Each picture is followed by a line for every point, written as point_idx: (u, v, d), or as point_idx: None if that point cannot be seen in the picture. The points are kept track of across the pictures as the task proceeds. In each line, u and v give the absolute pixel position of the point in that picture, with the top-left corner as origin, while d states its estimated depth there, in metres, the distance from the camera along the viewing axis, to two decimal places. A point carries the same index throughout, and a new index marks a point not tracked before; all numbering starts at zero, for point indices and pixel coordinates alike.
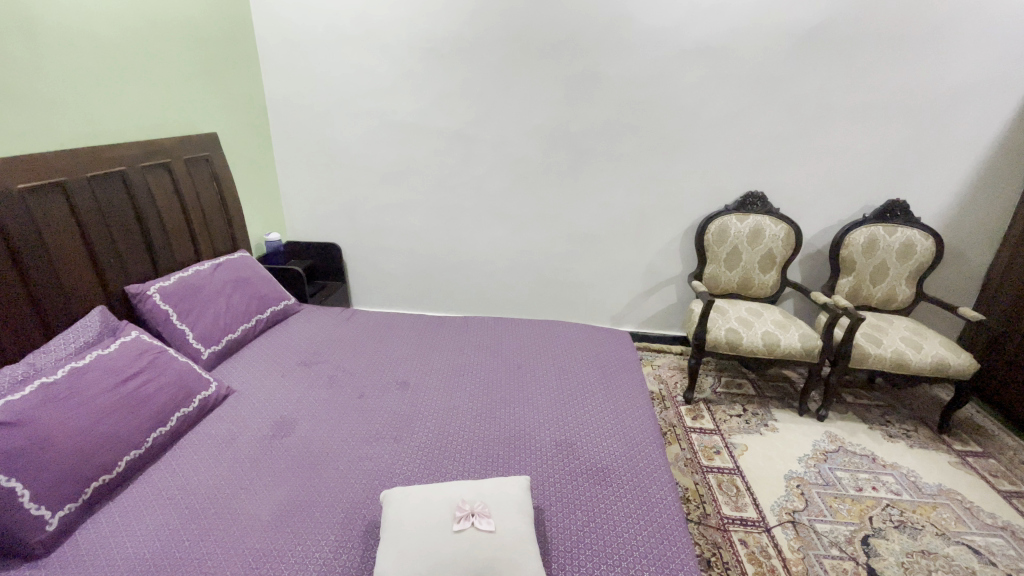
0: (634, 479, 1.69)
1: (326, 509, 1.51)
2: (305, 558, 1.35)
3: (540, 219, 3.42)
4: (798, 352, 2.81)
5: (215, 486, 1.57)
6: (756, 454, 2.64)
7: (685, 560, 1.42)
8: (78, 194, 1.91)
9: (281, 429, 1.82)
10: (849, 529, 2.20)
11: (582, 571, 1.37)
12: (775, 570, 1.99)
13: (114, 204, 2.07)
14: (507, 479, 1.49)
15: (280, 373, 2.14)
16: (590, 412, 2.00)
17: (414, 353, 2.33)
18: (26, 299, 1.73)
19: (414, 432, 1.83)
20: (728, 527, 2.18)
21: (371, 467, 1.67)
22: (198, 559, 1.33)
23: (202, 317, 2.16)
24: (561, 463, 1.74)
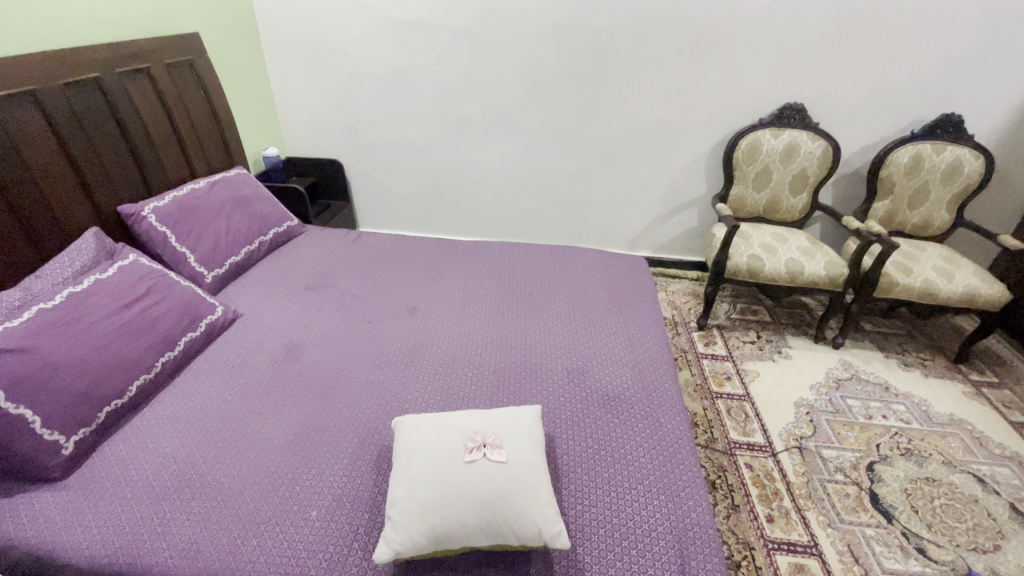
0: (647, 408, 1.67)
1: (338, 433, 1.52)
2: (320, 483, 1.38)
3: (554, 134, 3.18)
4: (822, 280, 2.70)
5: (226, 411, 1.58)
6: (767, 381, 2.63)
7: (694, 489, 1.43)
8: (53, 105, 1.75)
9: (289, 355, 1.80)
10: (855, 455, 2.23)
11: (592, 499, 1.38)
12: (778, 493, 2.04)
13: (94, 116, 1.91)
14: (518, 409, 1.47)
15: (286, 297, 2.09)
16: (604, 339, 1.95)
17: (422, 278, 2.26)
18: (14, 221, 1.65)
19: (423, 359, 1.80)
20: (734, 451, 2.22)
21: (380, 395, 1.66)
22: (216, 482, 1.36)
23: (202, 239, 2.08)
24: (573, 391, 1.71)
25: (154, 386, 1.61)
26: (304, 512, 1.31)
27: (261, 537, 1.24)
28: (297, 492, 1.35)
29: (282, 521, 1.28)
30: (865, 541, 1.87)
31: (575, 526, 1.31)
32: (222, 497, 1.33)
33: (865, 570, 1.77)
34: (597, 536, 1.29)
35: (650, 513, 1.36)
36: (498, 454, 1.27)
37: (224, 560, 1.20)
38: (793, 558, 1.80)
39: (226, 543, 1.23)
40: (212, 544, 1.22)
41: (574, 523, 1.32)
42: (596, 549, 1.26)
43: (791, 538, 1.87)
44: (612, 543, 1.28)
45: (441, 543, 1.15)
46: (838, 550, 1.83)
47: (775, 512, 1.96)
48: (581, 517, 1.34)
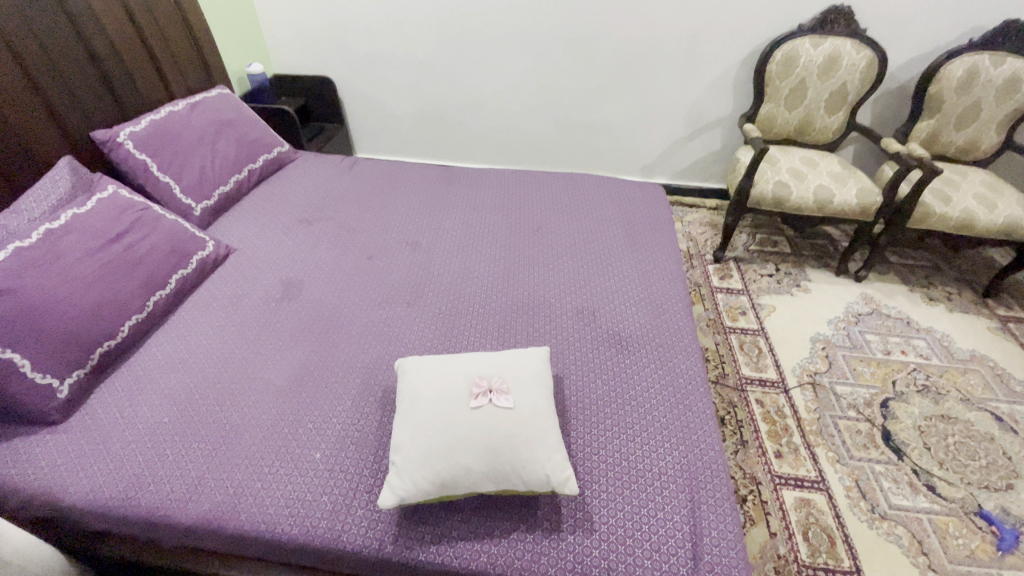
0: (660, 348, 1.59)
1: (339, 374, 1.47)
2: (321, 425, 1.34)
3: (566, 46, 2.87)
4: (852, 209, 2.52)
5: (224, 351, 1.53)
6: (784, 316, 2.54)
7: (707, 432, 1.39)
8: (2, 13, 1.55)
9: (286, 293, 1.72)
10: (869, 392, 2.18)
11: (601, 444, 1.34)
12: (788, 429, 2.02)
13: (53, 26, 1.70)
14: (525, 351, 1.39)
15: (280, 230, 1.98)
16: (616, 275, 1.84)
17: (423, 209, 2.12)
18: None
19: (426, 296, 1.72)
20: (746, 387, 2.17)
21: (382, 334, 1.59)
22: (216, 424, 1.34)
23: (187, 168, 1.94)
24: (583, 330, 1.63)
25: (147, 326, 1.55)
26: (306, 454, 1.28)
27: (265, 479, 1.23)
28: (299, 434, 1.33)
29: (284, 463, 1.26)
30: (874, 478, 1.87)
31: (583, 470, 1.28)
32: (224, 439, 1.31)
33: (871, 505, 1.78)
34: (606, 480, 1.27)
35: (661, 457, 1.32)
36: (505, 401, 1.21)
37: (228, 502, 1.19)
38: (800, 493, 1.80)
39: (230, 486, 1.22)
40: (216, 487, 1.22)
41: (582, 467, 1.29)
42: (604, 493, 1.24)
43: (799, 473, 1.86)
44: (621, 486, 1.25)
45: (446, 490, 1.12)
46: (846, 486, 1.83)
47: (784, 448, 1.94)
48: (589, 460, 1.30)
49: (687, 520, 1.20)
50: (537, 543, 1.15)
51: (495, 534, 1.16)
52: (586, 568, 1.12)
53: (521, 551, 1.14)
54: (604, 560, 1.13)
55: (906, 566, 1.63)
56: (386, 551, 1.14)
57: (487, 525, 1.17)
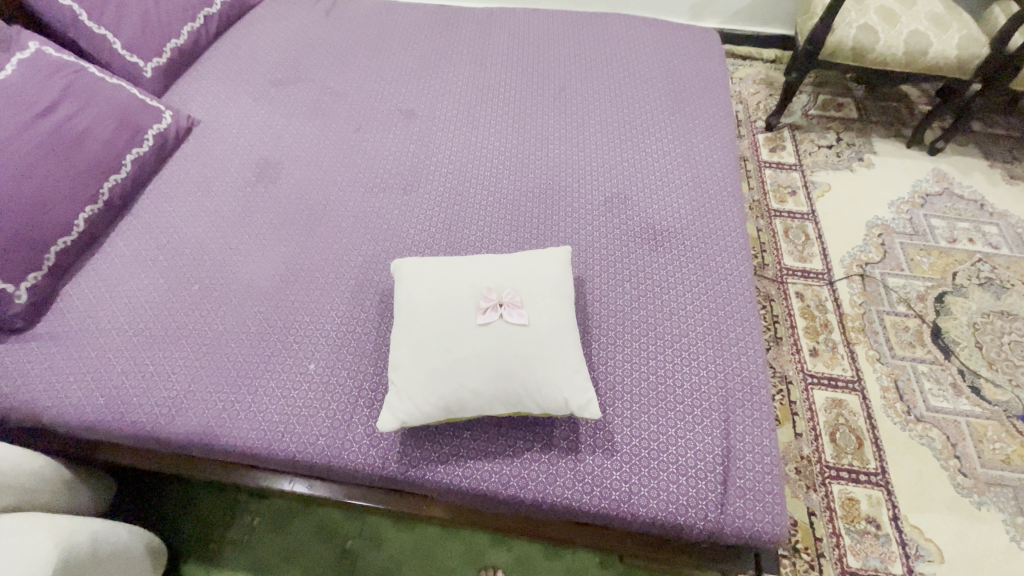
0: (700, 243, 1.35)
1: (329, 275, 1.29)
2: (312, 335, 1.20)
3: None
4: (948, 64, 2.04)
5: (198, 247, 1.35)
6: (839, 196, 2.22)
7: (749, 342, 1.21)
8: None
9: (262, 177, 1.48)
10: (925, 285, 1.96)
11: (626, 358, 1.18)
12: (828, 325, 1.84)
13: None
14: (542, 253, 1.17)
15: (250, 96, 1.66)
16: (652, 152, 1.52)
17: (419, 68, 1.74)
18: None
19: (423, 181, 1.46)
20: (786, 279, 1.96)
21: (375, 227, 1.37)
22: (197, 332, 1.21)
23: (125, 16, 1.57)
24: (610, 222, 1.39)
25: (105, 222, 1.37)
26: (298, 366, 1.16)
27: (254, 393, 1.13)
28: (288, 343, 1.19)
29: (274, 375, 1.15)
30: (914, 378, 1.74)
31: (606, 385, 1.14)
32: (208, 348, 1.19)
33: (907, 407, 1.68)
34: (630, 397, 1.13)
35: (694, 371, 1.17)
36: (518, 319, 1.03)
37: (218, 418, 1.11)
38: (832, 393, 1.70)
39: (219, 400, 1.13)
40: (203, 401, 1.13)
41: (604, 382, 1.15)
42: (628, 411, 1.11)
43: (834, 373, 1.74)
44: (647, 404, 1.12)
45: (452, 414, 1.00)
46: (883, 387, 1.72)
47: (821, 346, 1.79)
48: (611, 374, 1.16)
49: (721, 441, 1.09)
50: (553, 464, 1.05)
51: (507, 454, 1.06)
52: (605, 490, 1.04)
53: (535, 472, 1.05)
54: (626, 484, 1.04)
55: (935, 468, 1.58)
56: (391, 469, 1.06)
57: (498, 444, 1.07)
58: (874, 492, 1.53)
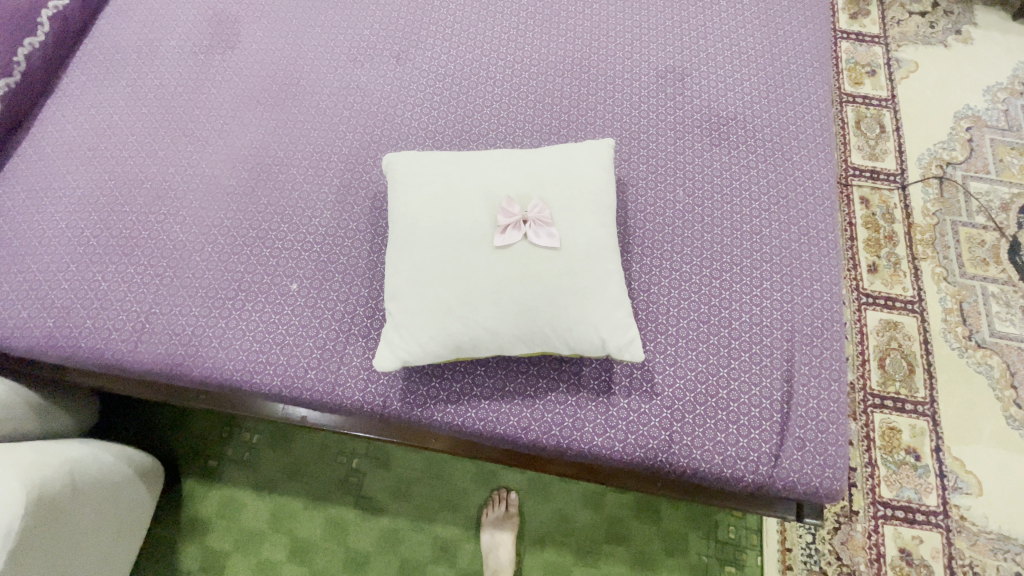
0: (772, 138, 1.07)
1: (307, 172, 1.04)
2: (292, 250, 0.99)
3: None
4: None
5: (145, 133, 1.09)
6: (926, 77, 1.83)
7: (825, 265, 0.98)
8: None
9: (216, 41, 1.16)
10: (1011, 193, 1.67)
11: (671, 284, 0.97)
12: (892, 238, 1.60)
13: None
14: (577, 150, 0.91)
15: None
16: (718, 12, 1.16)
17: None
18: None
19: (420, 46, 1.13)
20: (851, 182, 1.67)
21: (361, 111, 1.09)
22: (154, 242, 1.01)
23: None
24: (660, 108, 1.09)
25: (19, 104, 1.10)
26: (278, 287, 0.97)
27: (227, 317, 0.95)
28: (264, 257, 0.99)
29: (249, 296, 0.96)
30: (982, 300, 1.54)
31: (647, 315, 0.95)
32: (169, 262, 0.99)
33: (969, 332, 1.50)
34: (676, 330, 0.94)
35: (755, 300, 0.96)
36: (547, 242, 0.81)
37: (186, 346, 0.95)
38: (888, 315, 1.51)
39: (187, 324, 0.96)
40: (168, 325, 0.96)
41: (645, 313, 0.95)
42: (672, 348, 0.93)
43: (892, 292, 1.54)
44: (696, 339, 0.93)
45: (463, 353, 0.82)
46: (945, 309, 1.52)
47: (882, 261, 1.57)
48: (654, 302, 0.96)
49: (781, 385, 0.91)
50: (582, 408, 0.89)
51: (527, 395, 0.90)
52: (642, 438, 0.88)
53: (560, 417, 0.89)
54: (666, 432, 0.89)
55: (988, 398, 1.44)
56: (391, 409, 0.91)
57: (517, 384, 0.90)
58: (919, 422, 1.41)
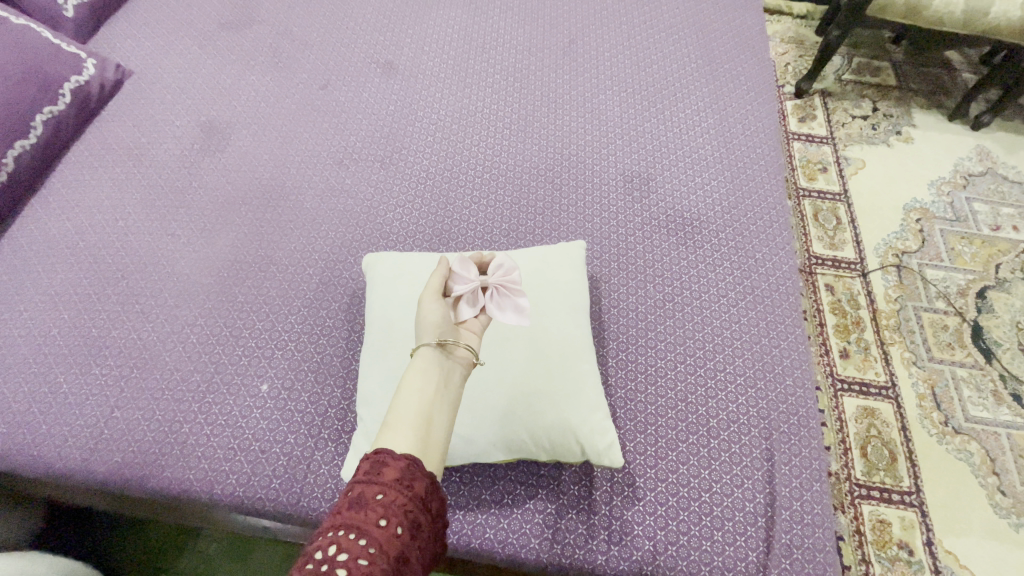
0: (737, 237, 1.13)
1: (289, 270, 1.06)
2: (268, 347, 0.98)
3: None
4: (1009, 28, 1.81)
5: (127, 232, 1.10)
6: (874, 173, 1.99)
7: (797, 360, 1.01)
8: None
9: (208, 145, 1.20)
10: (966, 279, 1.77)
11: (648, 381, 0.98)
12: (860, 323, 1.66)
13: None
14: (551, 252, 0.94)
15: (194, 40, 1.36)
16: (681, 122, 1.27)
17: (402, 9, 1.44)
18: None
19: (408, 150, 1.20)
20: (815, 269, 1.76)
21: (345, 211, 1.13)
22: (122, 343, 0.98)
23: None
24: (630, 209, 1.15)
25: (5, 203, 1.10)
26: (250, 387, 0.94)
27: (194, 422, 0.92)
28: (237, 358, 0.97)
29: (218, 399, 0.93)
30: (953, 384, 1.57)
31: (625, 414, 0.95)
32: (136, 364, 0.97)
33: (945, 418, 1.51)
34: (655, 429, 0.94)
35: (731, 397, 0.97)
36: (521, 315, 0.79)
37: (145, 454, 0.90)
38: (864, 401, 1.52)
39: (149, 431, 0.91)
40: (129, 431, 0.91)
41: (623, 412, 0.95)
42: (652, 449, 0.92)
43: (865, 378, 1.56)
44: (675, 439, 0.93)
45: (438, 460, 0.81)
46: (919, 395, 1.54)
47: (853, 347, 1.61)
48: (632, 400, 0.96)
49: (762, 487, 0.90)
50: (561, 516, 0.87)
51: (505, 503, 0.87)
52: (625, 549, 0.85)
53: (538, 527, 0.86)
54: (649, 541, 0.85)
55: (973, 486, 1.42)
56: None
57: (494, 490, 0.88)
58: (908, 514, 1.37)
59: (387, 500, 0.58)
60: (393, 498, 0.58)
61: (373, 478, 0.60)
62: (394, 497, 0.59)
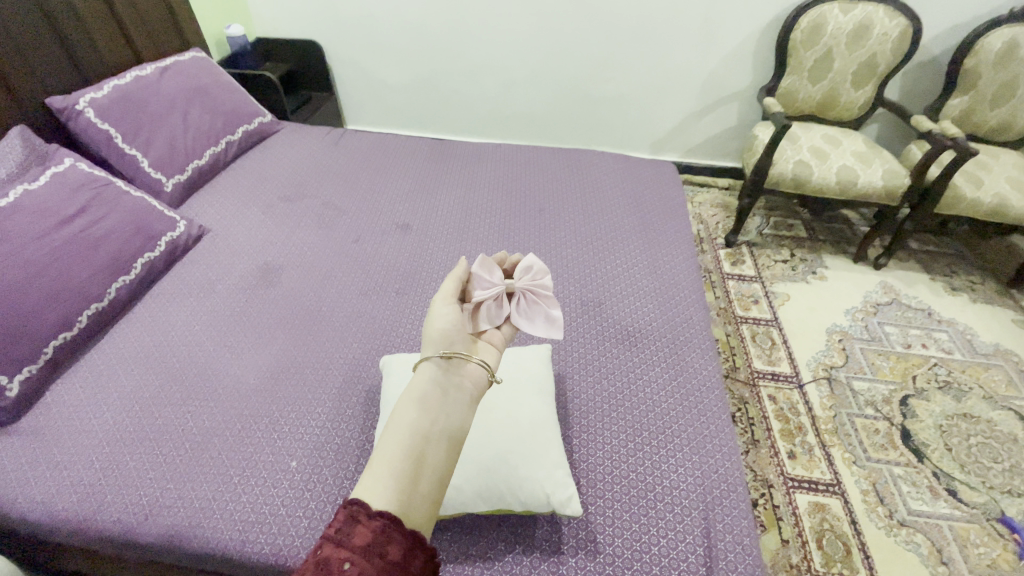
0: (671, 345, 1.46)
1: (320, 372, 1.34)
2: (299, 430, 1.22)
3: (574, 8, 2.61)
4: (877, 192, 2.35)
5: (191, 343, 1.38)
6: (798, 304, 2.40)
7: (724, 437, 1.27)
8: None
9: (263, 280, 1.56)
10: (888, 388, 2.06)
11: (605, 456, 1.22)
12: (801, 427, 1.91)
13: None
14: (524, 351, 1.26)
15: (259, 208, 1.81)
16: (624, 264, 1.69)
17: (415, 188, 1.95)
18: None
19: (417, 284, 1.57)
20: (758, 382, 2.05)
21: (367, 328, 1.45)
22: (180, 428, 1.20)
23: (156, 139, 1.76)
24: (587, 326, 1.50)
25: (102, 321, 1.40)
26: (282, 464, 1.16)
27: (232, 492, 1.11)
28: (273, 440, 1.20)
29: (255, 476, 1.13)
30: (892, 481, 1.76)
31: (586, 483, 1.17)
32: (190, 444, 1.17)
33: (889, 511, 1.68)
34: (611, 494, 1.15)
35: (671, 468, 1.20)
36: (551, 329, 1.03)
37: (188, 519, 1.07)
38: (814, 497, 1.70)
39: (194, 499, 1.09)
40: (179, 500, 1.09)
41: (585, 481, 1.17)
42: (609, 510, 1.12)
43: (813, 476, 1.76)
44: (628, 502, 1.14)
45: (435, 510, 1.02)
46: (862, 490, 1.73)
47: (798, 448, 1.84)
48: (592, 471, 1.19)
49: (701, 541, 1.09)
50: (535, 567, 1.04)
51: (488, 557, 1.05)
52: None
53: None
54: None
55: None
56: None
57: (479, 546, 1.06)
58: None
59: (355, 566, 0.65)
60: (359, 563, 0.65)
61: (344, 544, 0.67)
62: (363, 563, 0.65)
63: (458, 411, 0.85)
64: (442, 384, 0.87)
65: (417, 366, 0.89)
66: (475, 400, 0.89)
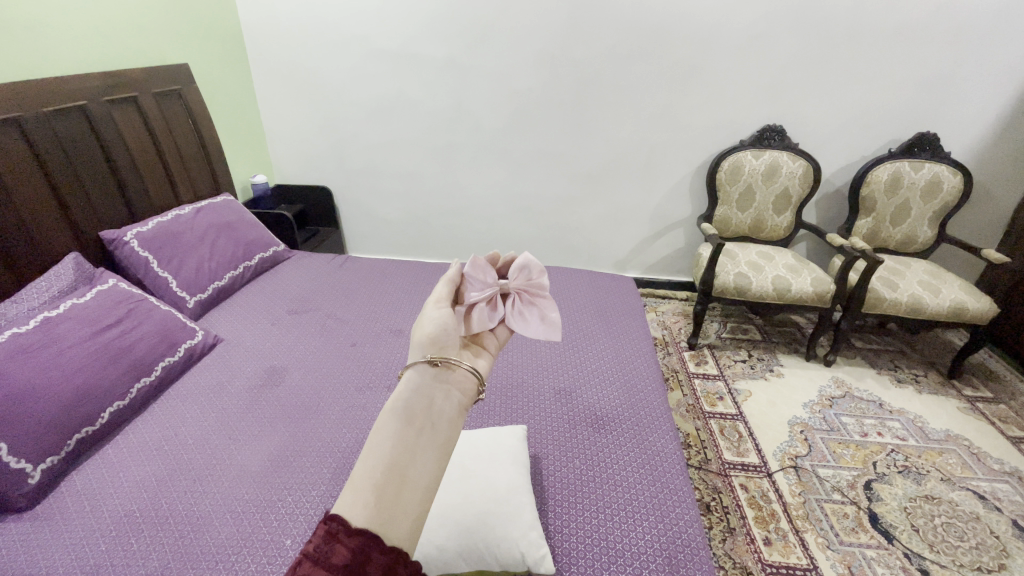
0: (635, 427, 1.64)
1: (317, 457, 1.46)
2: (295, 509, 1.31)
3: (540, 158, 3.19)
4: (810, 297, 2.70)
5: (202, 436, 1.52)
6: (759, 399, 2.59)
7: (686, 506, 1.39)
8: (28, 113, 1.73)
9: (270, 380, 1.75)
10: (851, 474, 2.18)
11: (578, 526, 1.32)
12: (774, 514, 1.98)
13: (86, 156, 1.94)
14: (502, 429, 1.43)
15: (269, 320, 2.06)
16: (590, 359, 1.92)
17: (407, 301, 2.24)
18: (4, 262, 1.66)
19: None
20: (729, 472, 2.16)
21: (363, 418, 1.61)
22: (185, 513, 1.29)
23: (186, 264, 2.06)
24: (560, 412, 1.68)
25: (120, 418, 1.54)
26: (277, 540, 1.23)
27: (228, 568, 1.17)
28: (270, 520, 1.28)
29: (252, 553, 1.20)
30: (866, 564, 1.81)
31: (562, 551, 1.26)
32: (192, 526, 1.26)
33: None
34: (584, 561, 1.24)
35: (639, 534, 1.31)
36: (547, 330, 1.16)
37: None
38: None
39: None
40: None
41: (560, 548, 1.26)
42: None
43: (789, 561, 1.80)
44: (600, 567, 1.22)
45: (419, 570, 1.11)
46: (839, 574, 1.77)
47: (773, 535, 1.90)
48: (567, 540, 1.29)
49: None
50: None
51: None
52: None
53: None
54: None
55: None
56: None
57: None
58: None
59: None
60: None
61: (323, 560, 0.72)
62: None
63: (445, 421, 0.89)
64: (427, 389, 0.91)
65: (404, 372, 0.94)
66: (463, 409, 0.93)
